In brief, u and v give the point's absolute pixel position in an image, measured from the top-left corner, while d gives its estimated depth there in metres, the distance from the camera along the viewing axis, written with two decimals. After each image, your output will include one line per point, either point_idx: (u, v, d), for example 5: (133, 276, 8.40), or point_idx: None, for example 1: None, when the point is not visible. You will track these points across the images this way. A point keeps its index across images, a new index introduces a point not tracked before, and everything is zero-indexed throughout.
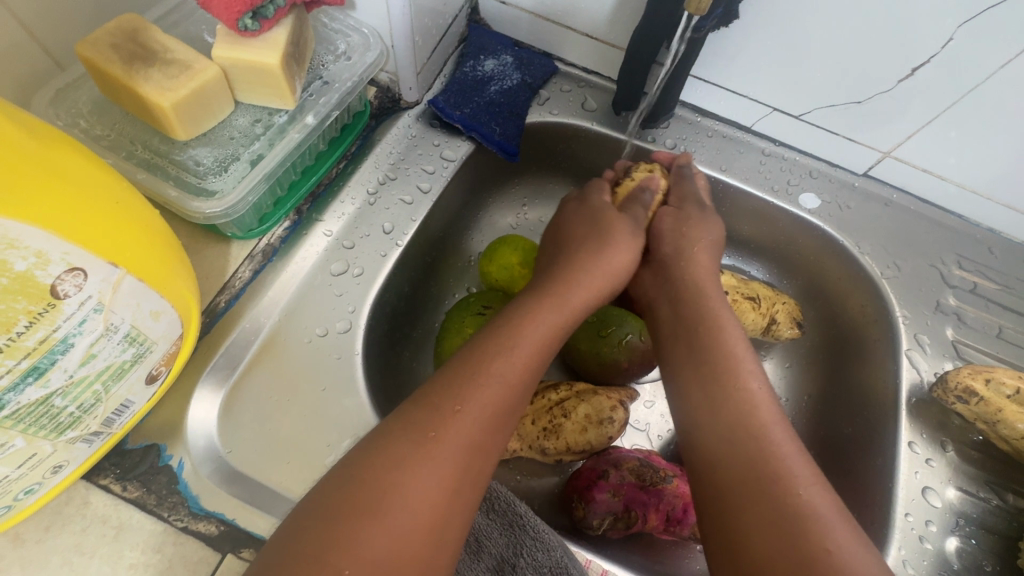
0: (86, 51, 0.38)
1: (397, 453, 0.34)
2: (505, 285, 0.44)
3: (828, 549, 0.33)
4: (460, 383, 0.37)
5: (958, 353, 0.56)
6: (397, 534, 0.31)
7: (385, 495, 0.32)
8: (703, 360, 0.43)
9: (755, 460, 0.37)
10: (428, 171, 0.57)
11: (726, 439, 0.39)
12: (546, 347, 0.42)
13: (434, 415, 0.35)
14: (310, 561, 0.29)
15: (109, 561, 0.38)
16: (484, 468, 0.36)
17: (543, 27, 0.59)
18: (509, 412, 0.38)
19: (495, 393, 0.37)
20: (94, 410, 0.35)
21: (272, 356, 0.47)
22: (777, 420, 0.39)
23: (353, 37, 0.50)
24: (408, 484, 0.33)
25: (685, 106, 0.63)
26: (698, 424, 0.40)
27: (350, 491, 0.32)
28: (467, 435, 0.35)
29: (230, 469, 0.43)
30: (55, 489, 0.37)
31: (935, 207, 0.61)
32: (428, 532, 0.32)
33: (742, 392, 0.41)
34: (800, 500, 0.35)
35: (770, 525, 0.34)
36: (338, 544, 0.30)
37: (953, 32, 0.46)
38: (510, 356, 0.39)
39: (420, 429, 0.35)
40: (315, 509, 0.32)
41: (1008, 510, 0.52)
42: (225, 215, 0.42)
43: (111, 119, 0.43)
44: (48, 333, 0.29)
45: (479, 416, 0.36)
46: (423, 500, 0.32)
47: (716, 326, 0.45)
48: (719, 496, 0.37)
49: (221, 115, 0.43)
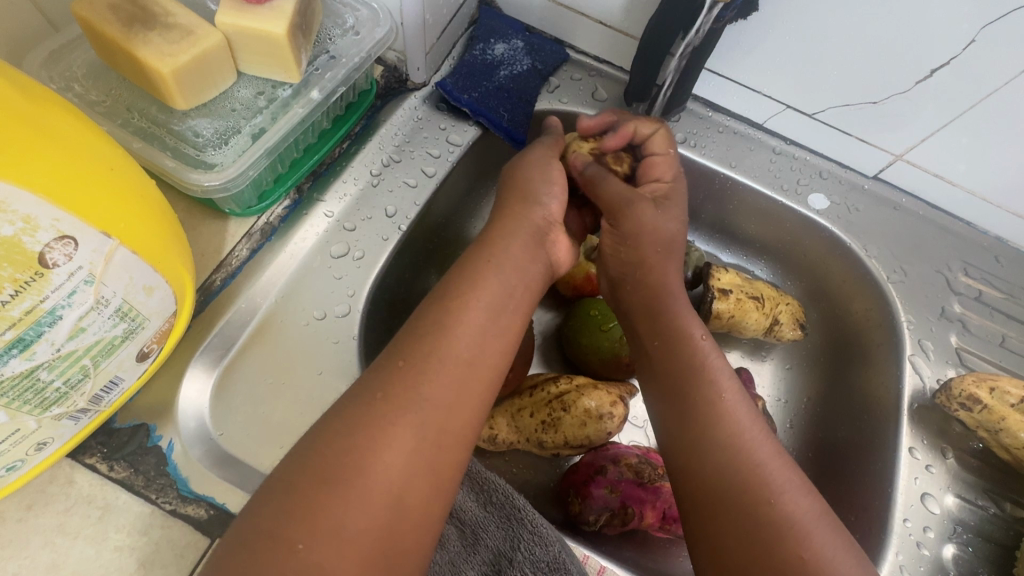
0: (82, 11, 0.37)
1: (349, 421, 0.33)
2: (478, 256, 0.42)
3: (803, 559, 0.33)
4: (411, 343, 0.36)
5: (961, 360, 0.56)
6: (354, 502, 0.30)
7: (344, 463, 0.31)
8: (672, 367, 0.42)
9: (727, 469, 0.36)
10: (432, 154, 0.55)
11: (695, 451, 0.38)
12: (508, 304, 0.40)
13: (384, 378, 0.34)
14: (268, 536, 0.28)
15: (93, 542, 0.37)
16: (451, 426, 0.34)
17: (555, 12, 0.57)
18: (471, 365, 0.36)
19: (447, 347, 0.36)
20: (81, 386, 0.33)
21: (266, 339, 0.46)
22: (751, 426, 0.38)
23: (361, 12, 0.48)
24: (363, 449, 0.32)
25: (697, 100, 0.62)
26: (680, 426, 0.39)
27: (305, 462, 0.31)
28: (421, 395, 0.34)
29: (221, 452, 0.41)
30: (39, 466, 0.36)
31: (943, 213, 0.60)
32: (390, 499, 0.31)
33: (709, 400, 0.39)
34: (775, 508, 0.34)
35: (746, 535, 0.34)
36: (298, 517, 0.29)
37: (974, 35, 0.44)
38: (457, 312, 0.38)
39: (372, 392, 0.34)
40: (270, 484, 0.31)
41: (1006, 519, 0.52)
42: (224, 189, 0.41)
43: (105, 84, 0.41)
44: (35, 304, 0.28)
45: (433, 371, 0.35)
46: (381, 465, 0.31)
47: (683, 331, 0.43)
48: (702, 500, 0.36)
49: (223, 86, 0.42)
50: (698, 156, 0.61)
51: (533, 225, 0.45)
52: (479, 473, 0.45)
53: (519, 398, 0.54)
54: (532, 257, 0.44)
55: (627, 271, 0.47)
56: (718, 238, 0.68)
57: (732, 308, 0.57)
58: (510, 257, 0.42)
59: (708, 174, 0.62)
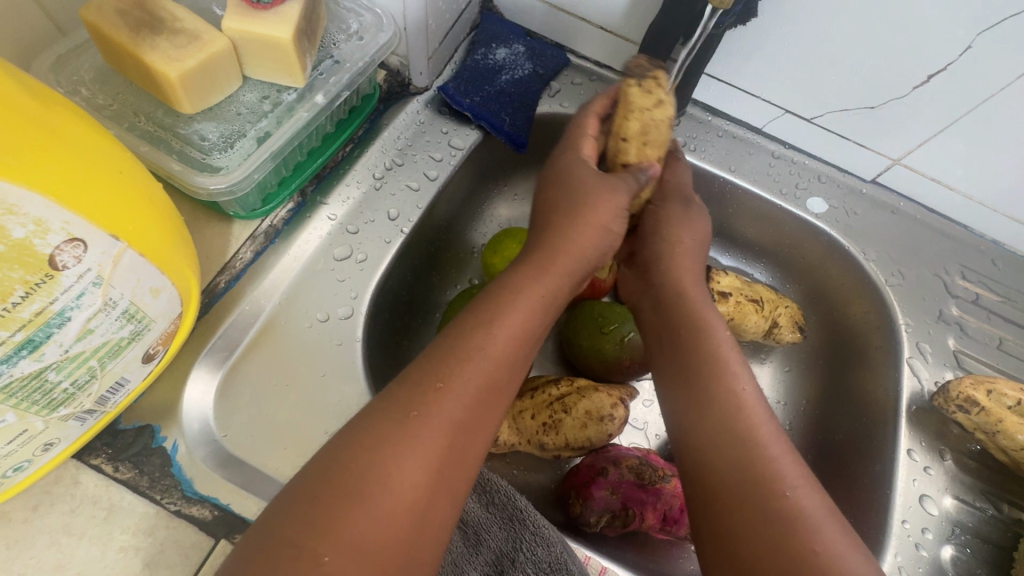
0: (91, 16, 0.37)
1: (379, 436, 0.32)
2: (520, 277, 0.41)
3: (816, 553, 0.33)
4: (443, 360, 0.36)
5: (959, 363, 0.56)
6: (380, 519, 0.30)
7: (371, 479, 0.31)
8: (688, 362, 0.42)
9: (742, 462, 0.37)
10: (435, 158, 0.55)
11: (713, 442, 0.38)
12: (534, 327, 0.40)
13: (415, 395, 0.34)
14: (292, 548, 0.28)
15: (98, 543, 0.37)
16: (472, 448, 0.35)
17: (556, 17, 0.58)
18: (498, 390, 0.37)
19: (481, 370, 0.36)
20: (88, 388, 0.33)
21: (270, 341, 0.46)
22: (764, 421, 0.39)
23: (365, 17, 0.49)
24: (394, 466, 0.31)
25: (696, 104, 0.63)
26: (695, 420, 0.40)
27: (332, 475, 0.31)
28: (451, 415, 0.34)
29: (225, 453, 0.42)
30: (45, 467, 0.36)
31: (941, 217, 0.61)
32: (414, 517, 0.31)
33: (728, 393, 0.40)
34: (789, 502, 0.35)
35: (760, 527, 0.34)
36: (323, 529, 0.29)
37: (970, 41, 0.45)
38: (494, 333, 0.38)
39: (403, 409, 0.34)
40: (294, 494, 0.31)
41: (1004, 520, 0.52)
42: (230, 192, 0.41)
43: (113, 88, 0.41)
44: (45, 305, 0.28)
45: (467, 394, 0.35)
46: (409, 483, 0.31)
47: (705, 326, 0.44)
48: (713, 493, 0.37)
49: (228, 90, 0.42)
50: (697, 159, 0.62)
51: (579, 249, 0.44)
52: (481, 475, 0.45)
53: (520, 400, 0.54)
54: (569, 281, 0.43)
55: (652, 266, 0.49)
56: (717, 242, 0.69)
57: (731, 310, 0.58)
58: (548, 277, 0.42)
59: (707, 177, 0.63)
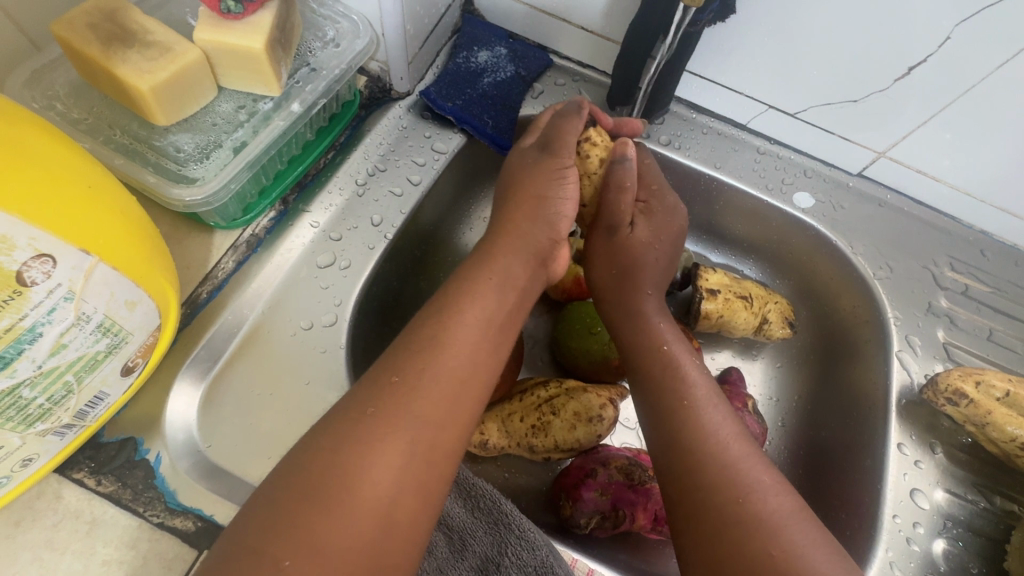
0: (61, 31, 0.38)
1: (338, 435, 0.33)
2: (475, 271, 0.42)
3: (773, 556, 0.32)
4: (403, 356, 0.36)
5: (949, 355, 0.56)
6: (341, 519, 0.30)
7: (332, 479, 0.31)
8: (653, 376, 0.43)
9: (704, 468, 0.37)
10: (418, 162, 0.55)
11: (672, 457, 0.38)
12: (496, 318, 0.40)
13: (374, 393, 0.35)
14: (251, 554, 0.29)
15: (81, 558, 0.37)
16: (440, 443, 0.34)
17: (537, 18, 0.58)
18: (464, 379, 0.36)
19: (440, 364, 0.36)
20: (65, 402, 0.33)
21: (254, 349, 0.46)
22: (725, 428, 0.39)
23: (342, 23, 0.49)
24: (353, 464, 0.32)
25: (680, 102, 0.62)
26: (661, 430, 0.40)
27: (293, 479, 0.31)
28: (412, 410, 0.34)
29: (210, 464, 0.41)
30: (26, 482, 0.36)
31: (929, 209, 0.61)
32: (379, 517, 0.31)
33: (689, 403, 0.40)
34: (745, 505, 0.35)
35: (721, 534, 0.34)
36: (283, 535, 0.29)
37: (949, 32, 0.45)
38: (450, 329, 0.38)
39: (361, 407, 0.34)
40: (259, 500, 0.31)
41: (995, 512, 0.52)
42: (207, 203, 0.41)
43: (87, 102, 0.41)
44: (15, 321, 0.28)
45: (427, 389, 0.35)
46: (369, 481, 0.31)
47: (661, 340, 0.44)
48: (682, 499, 0.37)
49: (203, 101, 0.42)
50: (683, 158, 0.62)
51: (527, 240, 0.45)
52: (467, 480, 0.45)
53: (509, 402, 0.54)
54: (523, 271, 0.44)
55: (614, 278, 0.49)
56: (706, 239, 0.69)
57: (720, 308, 0.58)
58: (499, 273, 0.42)
59: (693, 175, 0.62)
